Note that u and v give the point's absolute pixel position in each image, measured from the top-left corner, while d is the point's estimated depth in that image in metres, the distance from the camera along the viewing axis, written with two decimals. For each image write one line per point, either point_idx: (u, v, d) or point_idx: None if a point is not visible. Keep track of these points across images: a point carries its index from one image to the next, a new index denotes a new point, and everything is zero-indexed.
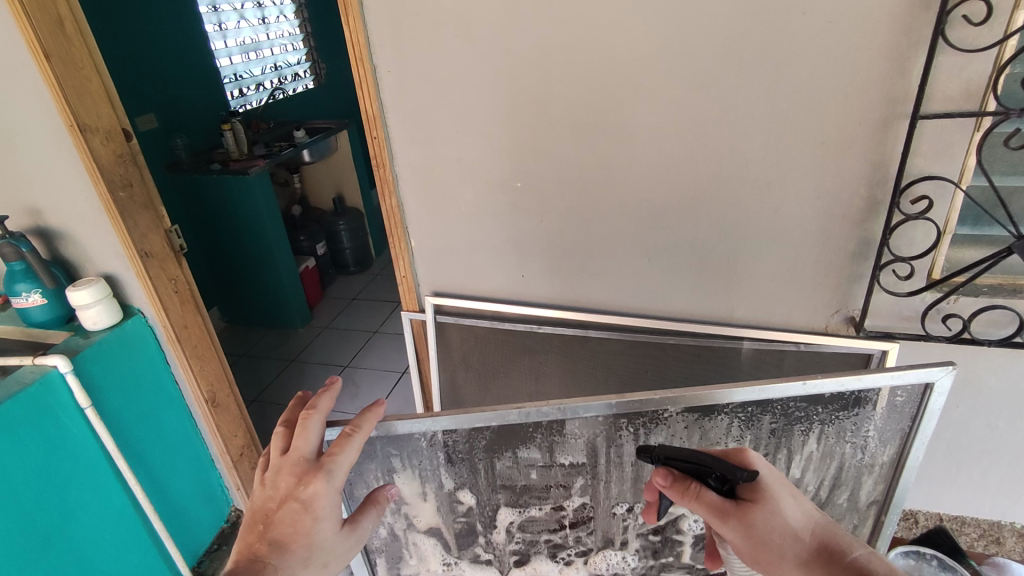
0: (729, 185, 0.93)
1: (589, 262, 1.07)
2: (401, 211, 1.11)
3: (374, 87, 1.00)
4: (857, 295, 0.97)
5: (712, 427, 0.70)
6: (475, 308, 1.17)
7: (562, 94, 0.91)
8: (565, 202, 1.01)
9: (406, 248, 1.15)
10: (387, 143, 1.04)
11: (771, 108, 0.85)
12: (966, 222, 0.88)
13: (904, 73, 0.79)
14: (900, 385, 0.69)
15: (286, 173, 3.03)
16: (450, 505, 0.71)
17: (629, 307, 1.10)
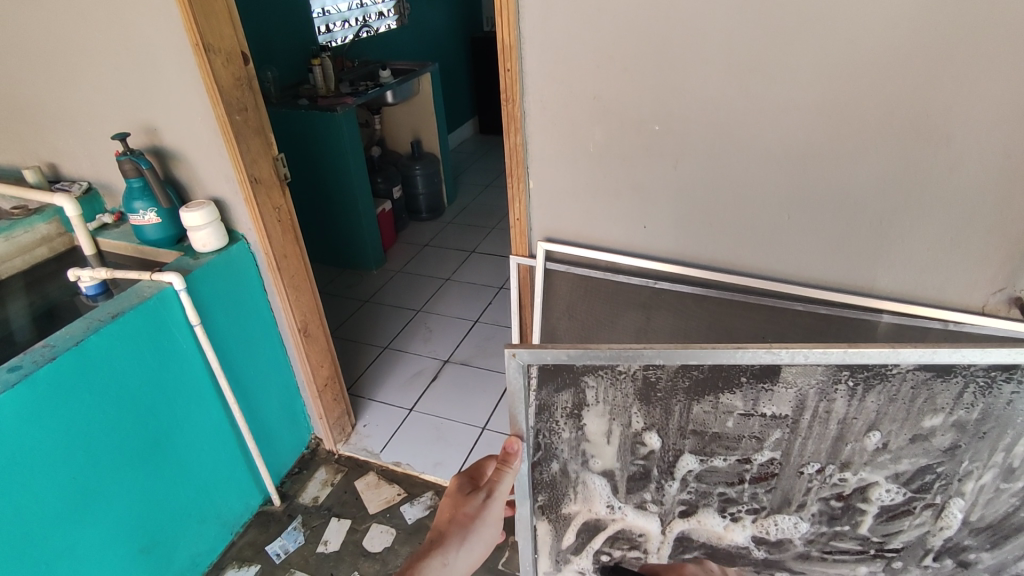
0: (901, 141, 0.85)
1: (720, 217, 1.01)
2: (524, 149, 1.06)
3: (518, 12, 0.94)
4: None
5: (942, 391, 0.60)
6: (588, 257, 1.13)
7: (729, 29, 0.85)
8: (708, 151, 0.96)
9: (524, 189, 1.11)
10: (521, 76, 0.99)
11: (975, 52, 0.77)
12: None
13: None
14: None
15: (367, 114, 3.02)
16: (631, 447, 0.67)
17: (758, 268, 1.04)
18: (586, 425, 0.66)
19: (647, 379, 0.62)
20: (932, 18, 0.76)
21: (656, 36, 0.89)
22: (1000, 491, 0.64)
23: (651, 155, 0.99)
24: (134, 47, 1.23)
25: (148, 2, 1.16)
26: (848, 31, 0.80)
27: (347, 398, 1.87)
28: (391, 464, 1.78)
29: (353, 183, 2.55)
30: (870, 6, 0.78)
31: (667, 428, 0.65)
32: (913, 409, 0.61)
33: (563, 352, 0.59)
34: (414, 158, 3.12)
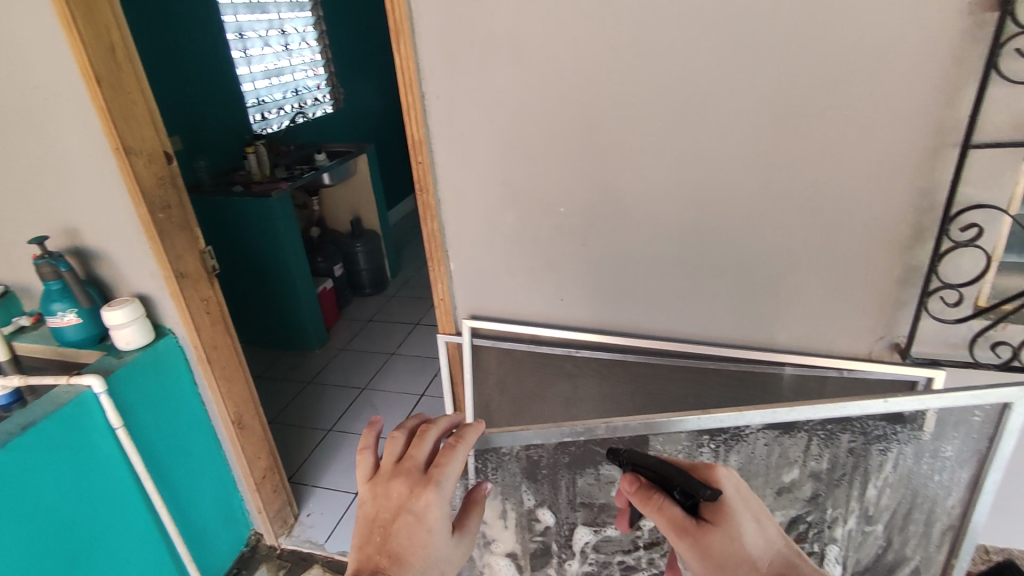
0: (775, 212, 0.95)
1: (628, 286, 1.08)
2: (441, 234, 1.13)
3: (423, 109, 1.02)
4: (901, 321, 0.99)
5: (791, 445, 0.77)
6: (512, 331, 1.18)
7: (614, 121, 0.95)
8: (609, 227, 1.04)
9: (445, 271, 1.17)
10: (432, 168, 1.07)
11: (823, 131, 0.87)
12: (1015, 249, 0.93)
13: (959, 94, 0.81)
14: (980, 405, 0.74)
15: (305, 196, 3.06)
16: (529, 524, 0.84)
17: (669, 331, 1.11)
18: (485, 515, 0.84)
19: (553, 471, 0.80)
20: (781, 108, 0.87)
21: (550, 124, 0.98)
22: (865, 533, 0.85)
23: (558, 232, 1.07)
24: (54, 153, 1.25)
25: (68, 112, 1.19)
26: (713, 121, 0.91)
27: (287, 487, 1.80)
28: (336, 556, 1.71)
29: (289, 264, 2.55)
30: (730, 97, 0.88)
31: (557, 504, 0.83)
32: (770, 465, 0.79)
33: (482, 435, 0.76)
34: (354, 236, 3.15)
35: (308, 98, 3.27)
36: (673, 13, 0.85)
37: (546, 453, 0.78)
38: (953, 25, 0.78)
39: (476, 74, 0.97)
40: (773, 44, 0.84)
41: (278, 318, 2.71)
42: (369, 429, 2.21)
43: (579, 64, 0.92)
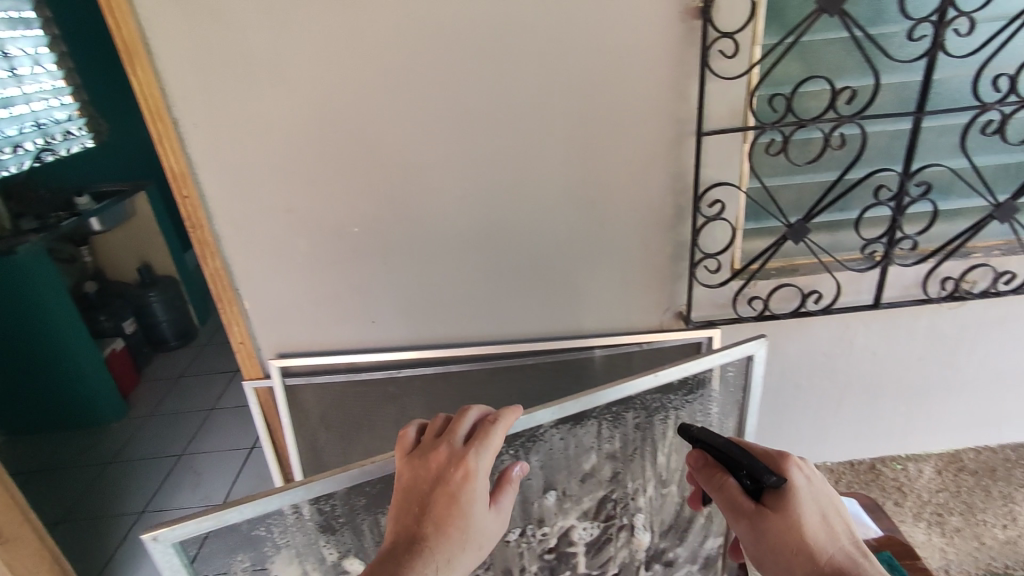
0: (516, 211, 1.22)
1: (429, 294, 1.30)
2: (225, 271, 1.25)
3: (183, 147, 1.12)
4: (620, 299, 1.34)
5: (585, 434, 1.16)
6: (327, 365, 1.33)
7: (382, 138, 1.13)
8: (404, 243, 1.24)
9: (238, 309, 1.29)
10: (197, 199, 1.17)
11: (540, 137, 1.15)
12: (753, 218, 1.35)
13: (619, 124, 1.15)
14: (729, 363, 1.20)
15: (71, 247, 2.63)
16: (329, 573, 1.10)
17: (484, 333, 1.36)
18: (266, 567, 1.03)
19: (310, 523, 1.01)
20: (506, 114, 1.13)
21: (322, 171, 1.15)
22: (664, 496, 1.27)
23: (353, 265, 1.26)
24: None
25: None
26: (460, 131, 1.14)
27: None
28: None
29: (61, 332, 2.21)
30: (467, 116, 1.12)
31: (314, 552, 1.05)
32: (567, 460, 1.17)
33: (210, 518, 0.90)
34: (144, 283, 2.78)
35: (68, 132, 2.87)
36: (411, 71, 1.07)
37: (289, 516, 0.98)
38: (601, 71, 1.10)
39: (237, 123, 1.10)
40: (488, 62, 1.08)
41: (53, 400, 2.31)
42: (191, 500, 1.98)
43: (341, 118, 1.11)
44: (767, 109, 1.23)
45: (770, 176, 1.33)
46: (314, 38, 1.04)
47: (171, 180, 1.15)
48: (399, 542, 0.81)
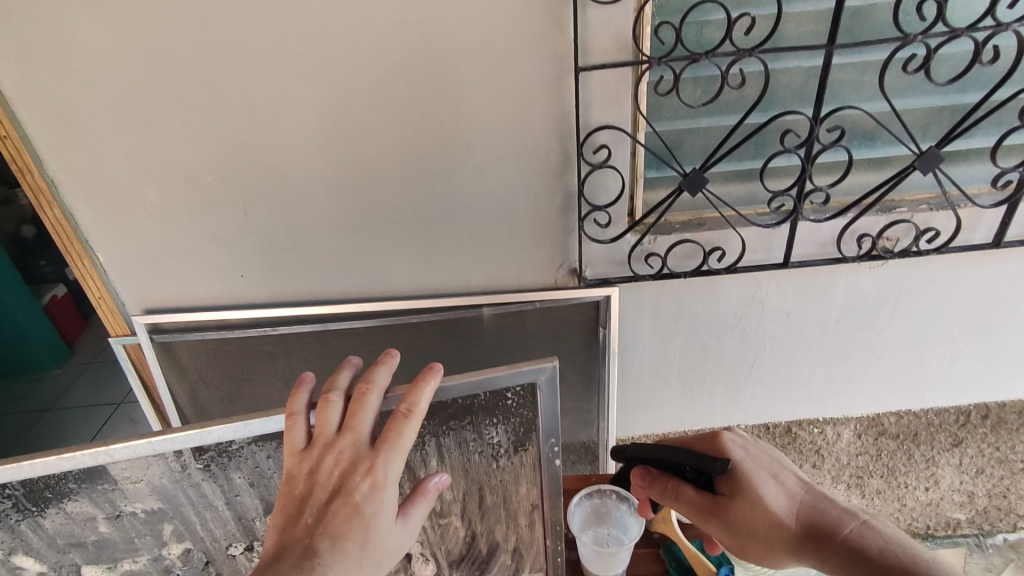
0: (504, 133, 0.88)
1: (318, 250, 0.99)
2: (72, 222, 0.95)
3: (37, 160, 0.89)
4: (573, 248, 1.00)
5: (448, 447, 0.66)
6: (195, 320, 1.04)
7: (295, 30, 0.79)
8: (300, 212, 0.95)
9: (92, 264, 0.99)
10: (15, 122, 0.85)
11: (483, 42, 0.80)
12: (865, 145, 0.94)
13: (625, 128, 0.88)
14: (814, 318, 1.10)
15: (5, 187, 2.28)
16: (16, 569, 0.67)
17: (459, 280, 1.03)
18: (52, 526, 0.63)
19: (145, 474, 0.60)
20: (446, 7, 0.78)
21: (209, 125, 0.86)
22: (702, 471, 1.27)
23: (276, 227, 0.96)
24: None
25: None
26: (385, 33, 0.79)
27: None
28: None
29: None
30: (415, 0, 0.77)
31: (38, 548, 0.65)
32: (466, 479, 0.69)
33: (11, 468, 0.57)
34: None
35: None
36: None
37: (65, 482, 0.59)
38: (575, 92, 0.84)
39: (85, 103, 0.84)
40: None
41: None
42: None
43: (202, 36, 0.79)
44: (902, 132, 0.92)
45: (900, 97, 0.89)
46: None
47: (26, 194, 0.91)
48: (285, 555, 0.53)
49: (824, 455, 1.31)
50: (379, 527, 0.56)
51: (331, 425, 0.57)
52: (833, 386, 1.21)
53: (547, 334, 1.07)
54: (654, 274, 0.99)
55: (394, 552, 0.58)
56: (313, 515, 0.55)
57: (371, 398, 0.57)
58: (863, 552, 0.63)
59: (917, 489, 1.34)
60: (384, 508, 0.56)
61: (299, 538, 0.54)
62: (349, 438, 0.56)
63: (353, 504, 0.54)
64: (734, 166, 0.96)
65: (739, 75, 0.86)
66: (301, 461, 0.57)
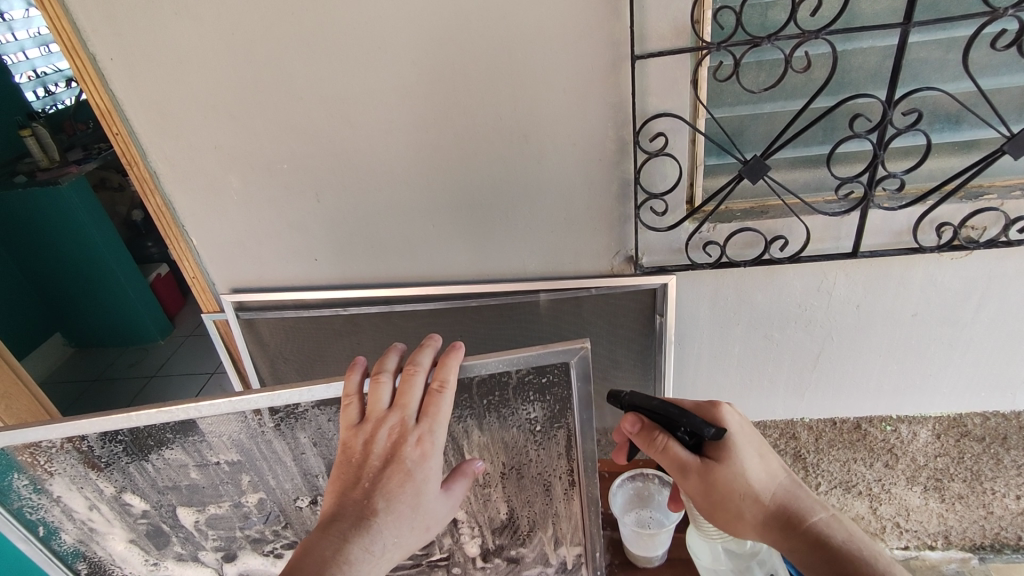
0: (559, 122, 0.89)
1: (383, 235, 1.05)
2: (171, 209, 1.05)
3: (142, 154, 0.99)
4: (629, 235, 1.00)
5: (491, 422, 0.71)
6: (275, 300, 1.12)
7: (358, 30, 0.84)
8: (367, 199, 1.01)
9: (188, 247, 1.10)
10: (125, 122, 0.96)
11: (536, 34, 0.82)
12: (947, 127, 0.88)
13: (682, 115, 0.87)
14: (887, 311, 1.05)
15: (119, 176, 2.59)
16: (123, 508, 0.74)
17: (513, 268, 1.07)
18: (151, 471, 0.71)
19: (228, 429, 0.68)
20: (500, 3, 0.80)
21: (286, 119, 0.93)
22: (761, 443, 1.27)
23: (346, 213, 1.03)
24: None
25: None
26: (443, 29, 0.83)
27: None
28: None
29: (98, 254, 2.20)
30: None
31: (142, 488, 0.73)
32: (506, 454, 0.73)
33: (121, 416, 0.65)
34: None
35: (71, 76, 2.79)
36: None
37: (163, 432, 0.68)
38: (630, 80, 0.84)
39: (180, 103, 0.93)
40: None
41: (104, 322, 2.39)
42: None
43: (277, 39, 0.86)
44: (992, 115, 0.86)
45: (987, 76, 0.83)
46: None
47: (134, 184, 1.03)
48: (342, 518, 0.57)
49: (898, 455, 1.24)
50: (427, 492, 0.60)
51: (382, 402, 0.62)
52: (908, 382, 1.15)
53: (604, 322, 1.08)
54: (713, 263, 0.98)
55: (439, 518, 0.62)
56: (368, 480, 0.59)
57: (419, 376, 0.62)
58: (829, 539, 0.64)
59: (1007, 497, 1.22)
60: (432, 474, 0.61)
61: (358, 501, 0.58)
62: (398, 413, 0.61)
63: (405, 470, 0.59)
64: (800, 151, 0.93)
65: (804, 57, 0.83)
66: (355, 434, 0.62)
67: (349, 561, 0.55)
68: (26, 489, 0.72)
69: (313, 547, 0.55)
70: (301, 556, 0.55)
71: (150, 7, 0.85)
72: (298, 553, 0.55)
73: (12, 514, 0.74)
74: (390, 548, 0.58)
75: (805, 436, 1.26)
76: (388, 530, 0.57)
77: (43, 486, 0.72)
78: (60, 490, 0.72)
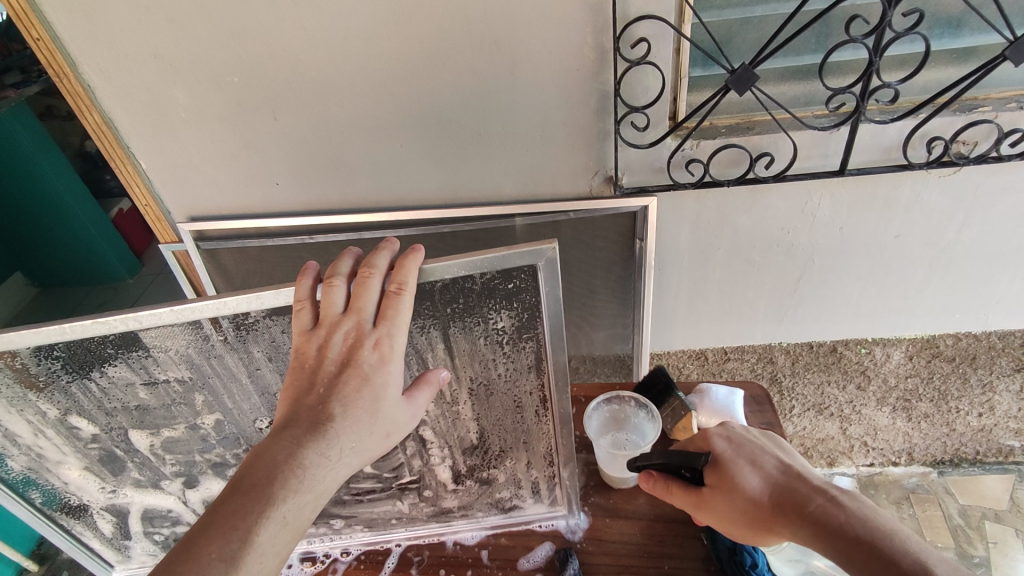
0: (532, 27, 0.82)
1: (347, 156, 0.98)
2: (112, 126, 0.96)
3: (71, 63, 0.89)
4: (609, 152, 0.94)
5: (456, 334, 0.68)
6: (237, 228, 1.06)
7: None
8: (328, 116, 0.93)
9: (136, 170, 1.01)
10: (47, 26, 0.86)
11: None
12: (947, 33, 0.82)
13: (667, 18, 0.80)
14: (870, 232, 1.02)
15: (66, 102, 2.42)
16: (71, 432, 0.71)
17: (483, 187, 1.01)
18: (94, 389, 0.67)
19: (174, 343, 0.64)
20: None
21: (230, 23, 0.84)
22: (737, 363, 1.28)
23: (307, 132, 0.95)
24: None
25: None
26: None
27: None
28: None
29: (50, 188, 2.08)
30: None
31: (88, 410, 0.69)
32: (474, 367, 0.70)
33: (53, 329, 0.60)
34: None
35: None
36: None
37: (103, 347, 0.63)
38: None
39: (109, 5, 0.83)
40: None
41: (64, 259, 2.29)
42: None
43: None
44: (996, 17, 0.80)
45: None
46: None
47: (66, 99, 0.93)
48: (298, 422, 0.55)
49: (871, 377, 1.26)
50: (387, 398, 0.58)
51: (335, 306, 0.59)
52: (886, 305, 1.15)
53: (582, 247, 1.04)
54: (695, 183, 0.94)
55: (401, 427, 0.60)
56: (323, 386, 0.57)
57: (374, 279, 0.59)
58: (839, 528, 0.56)
59: (969, 414, 1.27)
60: (391, 378, 0.58)
61: (312, 407, 0.56)
62: (353, 317, 0.58)
63: (362, 374, 0.57)
64: (791, 61, 0.87)
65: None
66: (309, 339, 0.59)
67: (303, 465, 0.53)
68: None
69: (264, 452, 0.53)
70: (252, 460, 0.53)
71: None
72: (250, 457, 0.53)
73: None
74: (347, 454, 0.56)
75: (782, 360, 1.27)
76: (345, 435, 0.55)
77: None
78: None
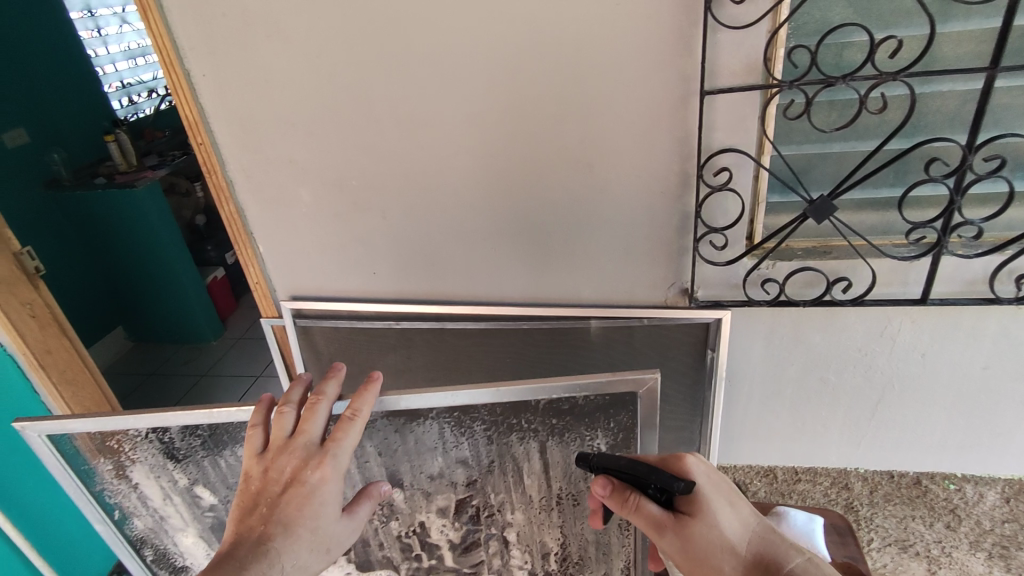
0: (621, 153, 0.90)
1: (439, 252, 1.07)
2: (242, 216, 1.10)
3: (221, 163, 1.05)
4: (686, 267, 0.99)
5: (551, 448, 0.73)
6: (332, 309, 1.16)
7: (432, 57, 0.87)
8: (427, 216, 1.04)
9: (254, 254, 1.15)
10: (209, 133, 1.02)
11: (605, 64, 0.83)
12: None
13: (748, 151, 0.87)
14: (956, 362, 1.00)
15: (188, 182, 2.78)
16: (193, 500, 0.78)
17: (573, 295, 1.07)
18: (223, 465, 0.74)
19: None
20: (572, 36, 0.82)
21: (357, 137, 0.97)
22: (811, 482, 1.21)
23: (407, 229, 1.06)
24: None
25: None
26: (514, 61, 0.86)
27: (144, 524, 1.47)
28: None
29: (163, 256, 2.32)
30: (544, 29, 0.82)
31: (213, 483, 0.76)
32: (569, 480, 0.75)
33: (203, 412, 0.68)
34: None
35: (155, 87, 2.99)
36: None
37: (238, 431, 0.70)
38: (698, 114, 0.85)
39: (258, 118, 0.99)
40: None
41: (162, 320, 2.51)
42: None
43: (358, 65, 0.90)
44: None
45: None
46: (438, 20, 0.84)
47: (210, 192, 1.08)
48: (240, 544, 0.57)
49: (962, 516, 1.14)
50: (325, 517, 0.61)
51: (284, 429, 0.63)
52: (976, 439, 1.10)
53: (654, 353, 1.06)
54: (771, 301, 0.96)
55: (341, 543, 0.63)
56: (266, 505, 0.60)
57: (322, 405, 0.64)
58: None
59: None
60: (330, 498, 0.61)
61: (254, 526, 0.59)
62: (301, 439, 0.62)
63: (302, 494, 0.60)
64: (869, 193, 0.90)
65: (880, 99, 0.82)
66: (257, 461, 0.63)
67: None
68: (108, 475, 0.76)
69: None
70: None
71: (243, 27, 0.90)
72: None
73: (94, 497, 0.79)
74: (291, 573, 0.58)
75: (858, 487, 1.20)
76: (287, 555, 0.58)
77: (124, 472, 0.76)
78: (139, 478, 0.77)
